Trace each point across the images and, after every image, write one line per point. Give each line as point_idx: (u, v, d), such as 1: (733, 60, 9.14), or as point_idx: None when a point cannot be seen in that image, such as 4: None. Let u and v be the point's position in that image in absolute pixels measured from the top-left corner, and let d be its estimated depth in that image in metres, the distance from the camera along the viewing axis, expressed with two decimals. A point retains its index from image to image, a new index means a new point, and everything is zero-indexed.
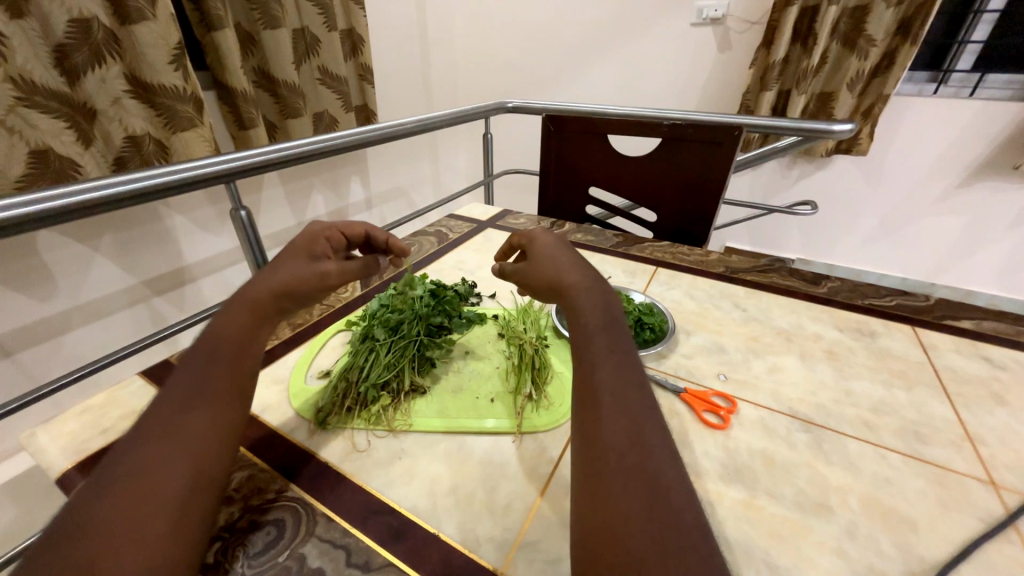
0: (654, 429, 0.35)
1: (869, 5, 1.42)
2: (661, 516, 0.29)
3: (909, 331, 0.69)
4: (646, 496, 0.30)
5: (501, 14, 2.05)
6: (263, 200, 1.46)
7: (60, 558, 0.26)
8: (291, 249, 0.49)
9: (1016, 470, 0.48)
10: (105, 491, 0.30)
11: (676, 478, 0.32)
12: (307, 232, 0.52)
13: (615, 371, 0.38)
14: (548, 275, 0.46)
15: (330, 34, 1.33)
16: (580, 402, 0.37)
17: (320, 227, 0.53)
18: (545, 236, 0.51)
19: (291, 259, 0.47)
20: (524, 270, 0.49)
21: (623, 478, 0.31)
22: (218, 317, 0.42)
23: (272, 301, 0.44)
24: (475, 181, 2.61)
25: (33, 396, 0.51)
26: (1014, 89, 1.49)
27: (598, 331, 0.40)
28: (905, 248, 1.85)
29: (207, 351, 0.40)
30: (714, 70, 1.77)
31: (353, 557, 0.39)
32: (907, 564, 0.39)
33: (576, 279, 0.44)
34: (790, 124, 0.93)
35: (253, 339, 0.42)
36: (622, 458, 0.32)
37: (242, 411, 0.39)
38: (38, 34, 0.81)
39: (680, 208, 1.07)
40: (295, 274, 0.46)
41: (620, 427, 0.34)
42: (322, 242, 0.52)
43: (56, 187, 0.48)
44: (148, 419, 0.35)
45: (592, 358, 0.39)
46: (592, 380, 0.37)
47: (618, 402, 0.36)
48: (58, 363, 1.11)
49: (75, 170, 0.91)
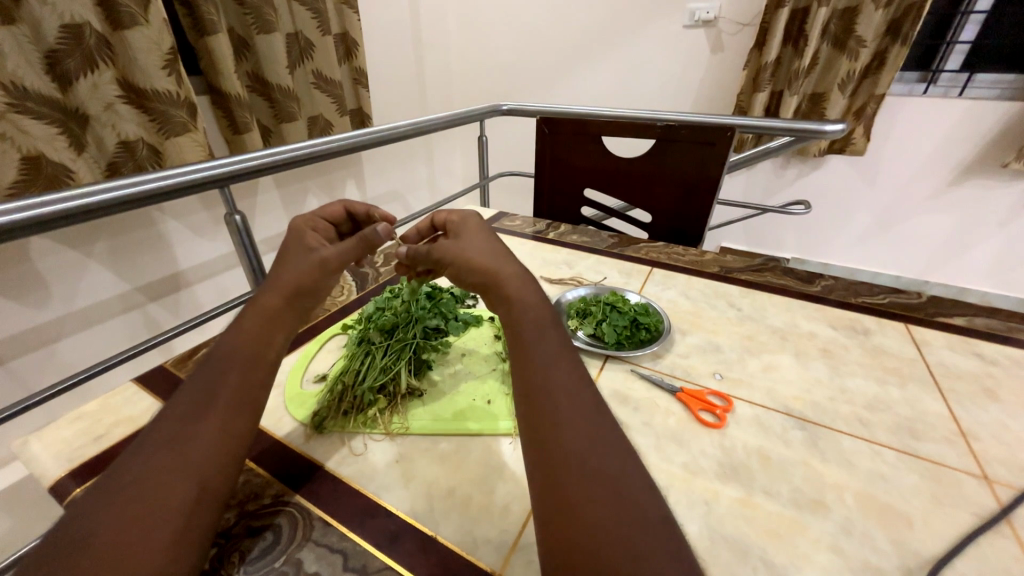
0: (611, 428, 0.34)
1: (858, 6, 1.45)
2: (631, 519, 0.29)
3: (902, 328, 0.69)
4: (616, 501, 0.30)
5: (497, 18, 2.06)
6: (258, 204, 1.46)
7: (72, 565, 0.27)
8: (285, 249, 0.50)
9: (1009, 464, 0.48)
10: (112, 499, 0.30)
11: (639, 477, 0.32)
12: (296, 228, 0.53)
13: (559, 373, 0.37)
14: (480, 264, 0.45)
15: (324, 37, 1.33)
16: (527, 409, 0.36)
17: (303, 219, 0.54)
18: (474, 224, 0.52)
19: (288, 258, 0.48)
20: (449, 251, 0.48)
21: (589, 484, 0.31)
22: (229, 327, 0.43)
23: (290, 305, 0.46)
24: (469, 184, 2.62)
25: (26, 403, 0.50)
26: (1001, 89, 1.50)
27: (541, 331, 0.40)
28: (897, 246, 1.86)
29: (211, 362, 0.40)
30: (707, 71, 1.79)
31: (351, 561, 0.39)
32: (903, 560, 0.39)
33: (510, 271, 0.44)
34: (781, 124, 0.93)
35: (260, 343, 0.42)
36: (585, 464, 0.32)
37: (254, 415, 0.39)
38: (28, 39, 0.81)
39: (675, 208, 1.08)
40: (299, 272, 0.47)
41: (579, 431, 0.33)
42: (310, 233, 0.52)
43: (59, 192, 0.48)
44: (157, 428, 0.35)
45: (539, 361, 0.38)
46: (540, 383, 0.36)
47: (572, 404, 0.35)
48: (51, 371, 1.09)
49: (68, 176, 0.90)
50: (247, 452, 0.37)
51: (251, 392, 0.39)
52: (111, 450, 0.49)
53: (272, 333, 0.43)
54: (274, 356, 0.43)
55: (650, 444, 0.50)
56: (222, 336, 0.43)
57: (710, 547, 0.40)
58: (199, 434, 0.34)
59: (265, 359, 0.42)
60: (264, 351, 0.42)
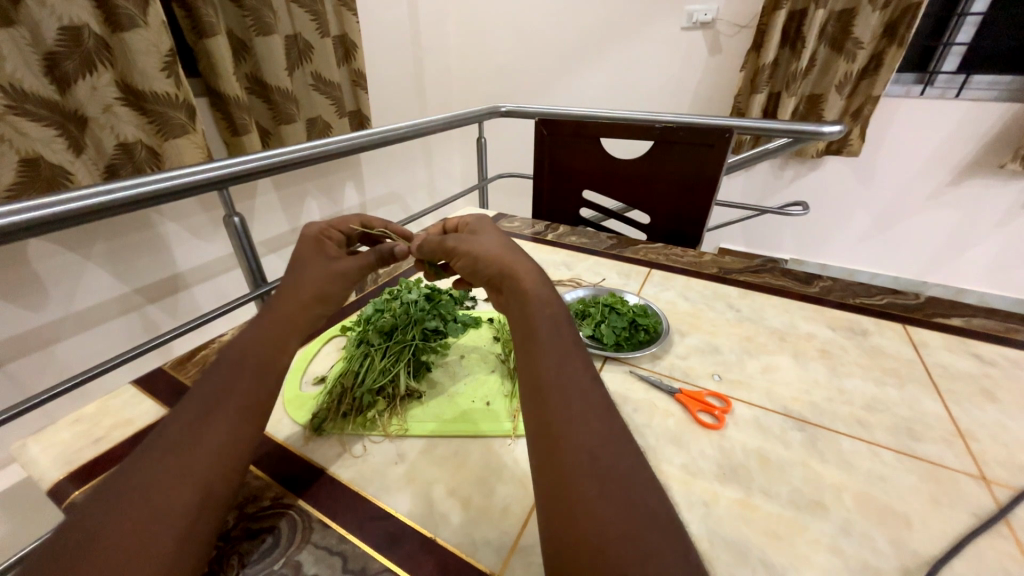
0: (618, 429, 0.34)
1: (855, 8, 1.45)
2: (636, 521, 0.29)
3: (899, 328, 0.70)
4: (622, 499, 0.30)
5: (496, 21, 2.07)
6: (256, 207, 1.45)
7: (75, 569, 0.27)
8: (304, 254, 0.52)
9: (1007, 464, 0.49)
10: (119, 502, 0.30)
11: (646, 480, 0.32)
12: (310, 236, 0.54)
13: (571, 370, 0.37)
14: (494, 257, 0.46)
15: (323, 39, 1.34)
16: (535, 406, 0.36)
17: (317, 228, 0.55)
18: (486, 225, 0.52)
19: (308, 263, 0.51)
20: (460, 243, 0.49)
21: (595, 484, 0.30)
22: (243, 331, 0.43)
23: (307, 308, 0.48)
24: (469, 185, 2.62)
25: (25, 406, 0.50)
26: (999, 90, 1.50)
27: (554, 330, 0.40)
28: (896, 247, 1.86)
29: (223, 366, 0.40)
30: (704, 73, 1.80)
31: (350, 563, 0.39)
32: (902, 560, 0.39)
33: (524, 267, 0.44)
34: (779, 124, 0.94)
35: (269, 346, 0.42)
36: (591, 462, 0.32)
37: (260, 420, 0.38)
38: (27, 41, 0.81)
39: (674, 210, 1.08)
40: (317, 282, 0.49)
41: (588, 428, 0.33)
42: (328, 243, 0.54)
43: (68, 191, 0.49)
44: (164, 431, 0.35)
45: (549, 357, 0.38)
46: (551, 383, 0.36)
47: (582, 401, 0.35)
48: (48, 374, 1.09)
49: (66, 178, 0.90)
50: (252, 458, 0.37)
51: (262, 397, 0.39)
52: (108, 453, 0.49)
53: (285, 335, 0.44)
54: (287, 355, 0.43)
55: (650, 445, 0.51)
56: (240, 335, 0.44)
57: (711, 548, 0.40)
58: (206, 439, 0.34)
59: (274, 363, 0.42)
60: (273, 357, 0.42)
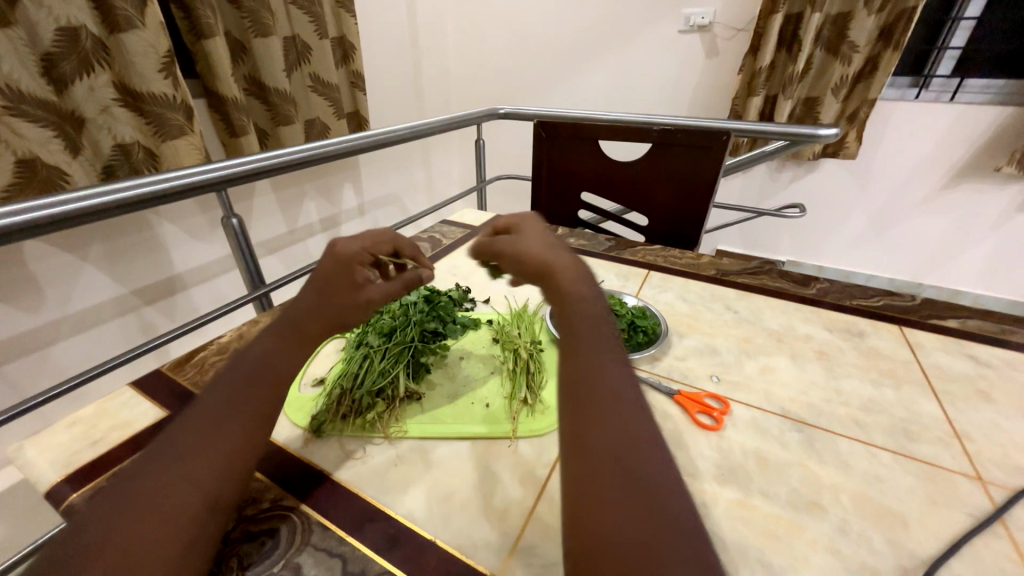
0: (641, 433, 0.34)
1: (851, 12, 1.46)
2: (645, 525, 0.29)
3: (896, 330, 0.70)
4: (631, 505, 0.30)
5: (494, 23, 2.08)
6: (254, 208, 1.45)
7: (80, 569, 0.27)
8: (330, 281, 0.46)
9: (1002, 464, 0.49)
10: (121, 506, 0.30)
11: (660, 484, 0.31)
12: (343, 259, 0.47)
13: (599, 373, 0.37)
14: (537, 257, 0.46)
15: (322, 42, 1.34)
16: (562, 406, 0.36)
17: (350, 249, 0.48)
18: (533, 223, 0.52)
19: (333, 294, 0.46)
20: (508, 246, 0.49)
21: (610, 486, 0.30)
22: (256, 337, 0.43)
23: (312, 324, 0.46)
24: (467, 187, 2.62)
25: (21, 407, 0.49)
26: (993, 93, 1.52)
27: (591, 331, 0.40)
28: (893, 249, 1.87)
29: (238, 371, 0.40)
30: (700, 76, 1.81)
31: (350, 565, 0.39)
32: (899, 561, 0.40)
33: (565, 264, 0.45)
34: (776, 128, 0.94)
35: (276, 356, 0.42)
36: (607, 465, 0.31)
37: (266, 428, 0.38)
38: (25, 42, 0.80)
39: (671, 212, 1.08)
40: (338, 309, 0.46)
41: (608, 432, 0.33)
42: (358, 268, 0.48)
43: (66, 192, 0.49)
44: (174, 436, 0.35)
45: (582, 360, 0.38)
46: (584, 385, 0.36)
47: (607, 405, 0.35)
48: (44, 376, 1.08)
49: (63, 179, 0.90)
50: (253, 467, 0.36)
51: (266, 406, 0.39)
52: (105, 456, 0.49)
53: (294, 340, 0.43)
54: (295, 359, 0.43)
55: None
56: (251, 343, 0.43)
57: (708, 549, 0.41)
58: (211, 446, 0.34)
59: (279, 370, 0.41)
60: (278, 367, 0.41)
